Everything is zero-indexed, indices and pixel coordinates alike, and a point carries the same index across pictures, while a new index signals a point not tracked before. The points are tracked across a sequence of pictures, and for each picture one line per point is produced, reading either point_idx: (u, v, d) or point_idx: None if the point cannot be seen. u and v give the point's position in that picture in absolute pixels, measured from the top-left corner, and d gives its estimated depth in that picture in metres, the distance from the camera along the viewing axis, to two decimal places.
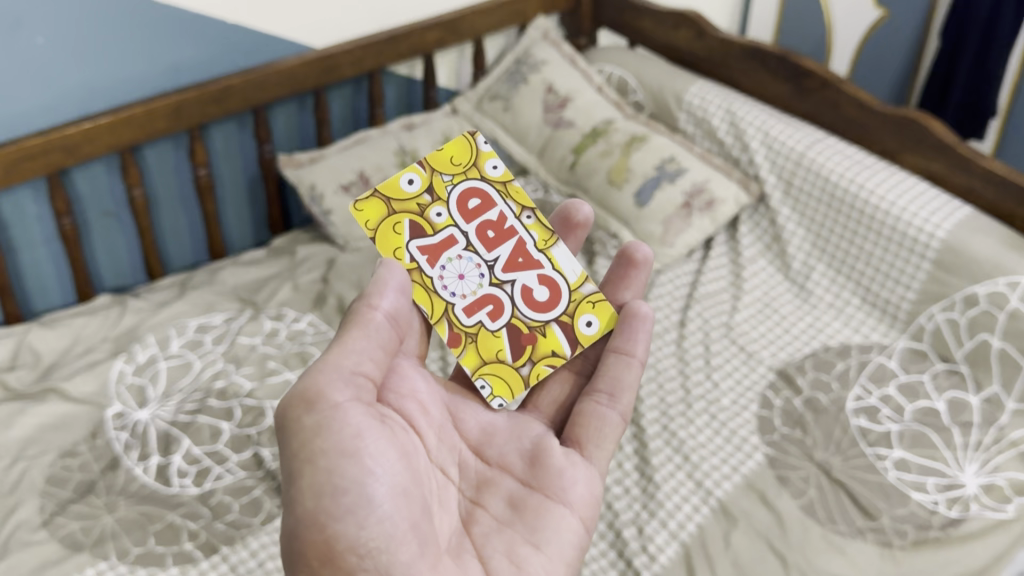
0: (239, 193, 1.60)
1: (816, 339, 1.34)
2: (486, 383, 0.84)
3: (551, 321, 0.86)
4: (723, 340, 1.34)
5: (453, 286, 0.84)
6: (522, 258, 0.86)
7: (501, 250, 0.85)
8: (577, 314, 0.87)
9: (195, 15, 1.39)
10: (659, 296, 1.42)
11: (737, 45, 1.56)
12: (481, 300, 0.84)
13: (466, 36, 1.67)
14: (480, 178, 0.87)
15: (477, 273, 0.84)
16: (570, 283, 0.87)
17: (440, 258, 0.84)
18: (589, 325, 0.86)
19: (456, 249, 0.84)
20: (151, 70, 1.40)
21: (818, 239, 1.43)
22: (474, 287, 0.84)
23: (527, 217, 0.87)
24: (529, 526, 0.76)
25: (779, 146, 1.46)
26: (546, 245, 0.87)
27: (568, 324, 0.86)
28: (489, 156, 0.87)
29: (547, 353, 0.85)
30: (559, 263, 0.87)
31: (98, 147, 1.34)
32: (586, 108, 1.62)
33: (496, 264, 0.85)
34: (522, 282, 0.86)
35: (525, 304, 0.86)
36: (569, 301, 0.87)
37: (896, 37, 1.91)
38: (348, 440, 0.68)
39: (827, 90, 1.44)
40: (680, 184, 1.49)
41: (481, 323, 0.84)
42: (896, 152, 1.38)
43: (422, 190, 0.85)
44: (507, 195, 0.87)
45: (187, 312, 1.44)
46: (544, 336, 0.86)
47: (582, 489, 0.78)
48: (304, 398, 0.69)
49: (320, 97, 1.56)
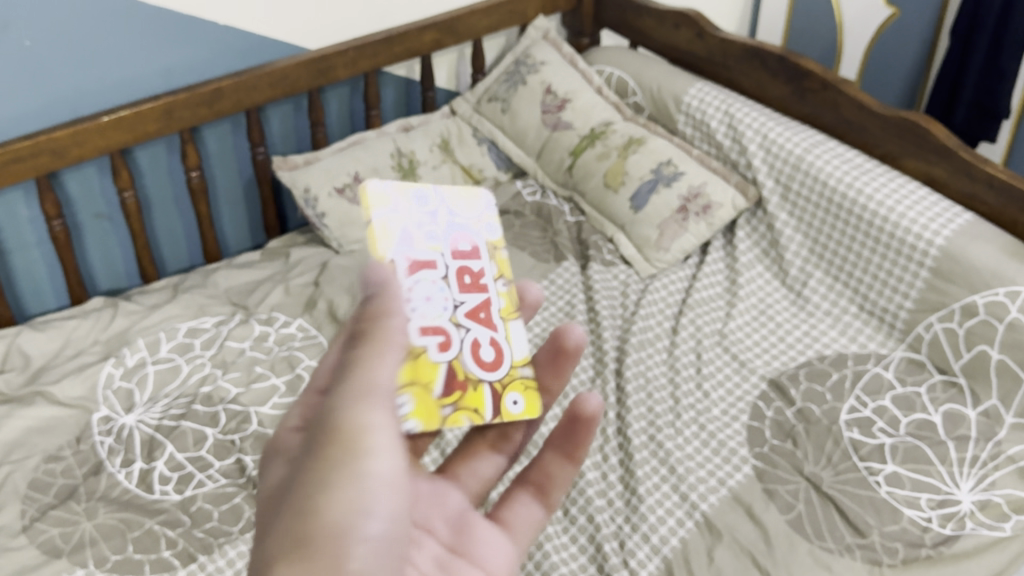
0: (235, 195, 1.59)
1: (811, 348, 1.30)
2: (406, 402, 0.69)
3: (485, 382, 0.74)
4: (716, 348, 1.31)
5: (419, 307, 0.73)
6: (484, 313, 0.76)
7: (468, 298, 0.75)
8: (505, 390, 0.74)
9: (185, 17, 1.39)
10: (652, 302, 1.38)
11: (737, 45, 1.51)
12: (436, 327, 0.73)
13: (464, 36, 1.64)
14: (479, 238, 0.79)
15: (442, 303, 0.74)
16: (514, 358, 0.76)
17: (416, 273, 0.73)
18: (515, 405, 0.74)
19: (434, 274, 0.74)
20: (140, 72, 1.39)
21: (816, 244, 1.39)
22: (435, 314, 0.73)
23: (501, 282, 0.78)
24: (481, 547, 0.72)
25: (778, 148, 1.41)
26: (507, 316, 0.77)
27: (497, 393, 0.74)
28: (491, 219, 0.80)
29: (470, 407, 0.72)
30: (513, 337, 0.77)
31: (87, 150, 1.33)
32: (585, 109, 1.61)
33: (461, 305, 0.75)
34: (474, 335, 0.75)
35: (473, 356, 0.74)
36: (504, 374, 0.75)
37: (906, 37, 1.86)
38: (386, 470, 0.54)
39: (827, 91, 1.40)
40: (676, 188, 1.46)
41: (425, 348, 0.72)
42: (897, 156, 1.34)
43: (427, 214, 0.77)
44: (492, 259, 0.79)
45: (178, 316, 1.44)
46: (473, 390, 0.73)
47: (502, 564, 0.72)
48: (326, 442, 0.53)
49: (315, 100, 1.54)
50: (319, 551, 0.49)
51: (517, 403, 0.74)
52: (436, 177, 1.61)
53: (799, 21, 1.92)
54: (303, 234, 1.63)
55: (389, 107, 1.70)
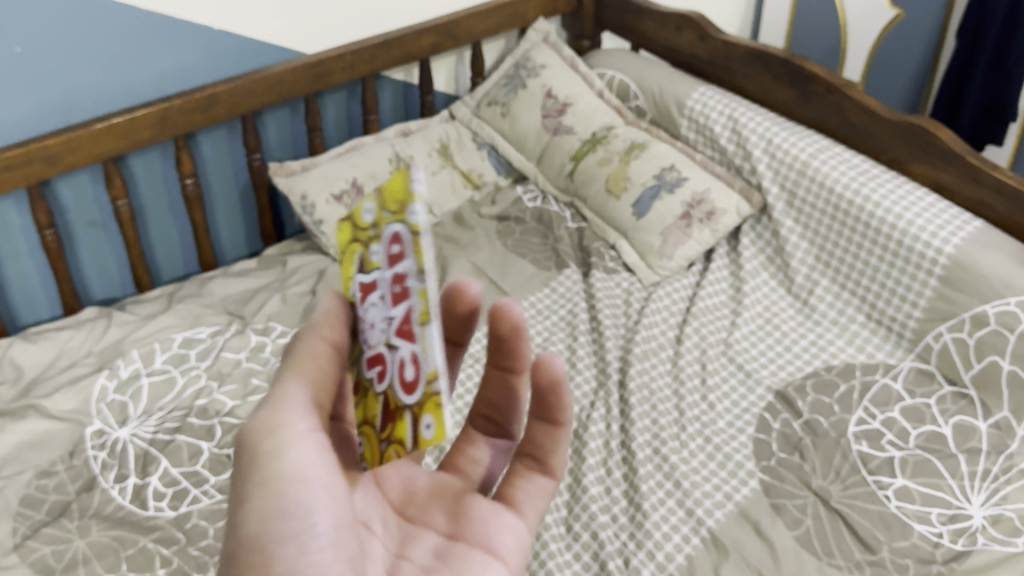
0: (231, 202, 1.56)
1: (818, 358, 1.27)
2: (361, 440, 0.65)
3: (405, 408, 0.57)
4: (721, 358, 1.28)
5: (368, 335, 0.62)
6: (405, 327, 0.57)
7: (398, 310, 0.58)
8: (421, 412, 0.55)
9: (178, 21, 1.36)
10: (656, 310, 1.36)
11: (741, 48, 1.48)
12: (377, 355, 0.61)
13: (463, 40, 1.61)
14: (401, 224, 0.56)
15: (381, 326, 0.60)
16: (426, 373, 0.55)
17: (367, 300, 0.61)
18: (426, 430, 0.55)
19: (376, 294, 0.60)
20: (134, 78, 1.37)
21: (822, 251, 1.36)
22: (377, 340, 0.61)
23: (419, 280, 0.55)
24: (483, 524, 0.67)
25: (783, 153, 1.39)
26: (426, 320, 0.55)
27: (414, 418, 0.56)
28: (415, 198, 0.55)
29: (393, 440, 0.58)
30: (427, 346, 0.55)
31: (79, 158, 1.31)
32: (586, 114, 1.58)
33: (393, 323, 0.58)
34: (403, 354, 0.58)
35: (400, 382, 0.58)
36: (421, 395, 0.56)
37: (912, 36, 1.83)
38: (299, 474, 0.59)
39: (832, 95, 1.37)
40: (680, 194, 1.44)
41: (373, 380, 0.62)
42: (904, 161, 1.31)
43: (373, 222, 0.61)
44: (413, 249, 0.56)
45: (173, 326, 1.41)
46: (399, 419, 0.58)
47: (511, 538, 0.67)
48: (242, 453, 0.60)
49: (312, 105, 1.51)
50: (245, 551, 0.57)
51: (429, 427, 0.55)
52: (434, 183, 1.58)
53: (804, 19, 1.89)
54: (300, 241, 1.61)
55: (388, 112, 1.67)
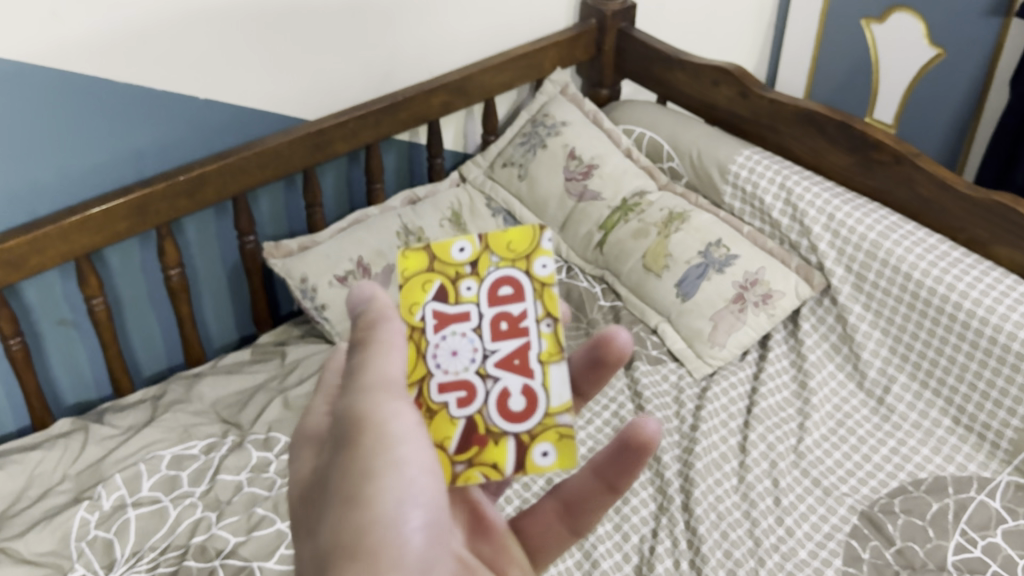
0: (219, 288, 1.38)
1: (903, 471, 1.13)
2: None
3: (510, 434, 0.64)
4: (793, 471, 1.14)
5: (442, 360, 0.65)
6: (518, 361, 0.65)
7: (503, 345, 0.65)
8: (535, 439, 0.64)
9: (160, 92, 1.18)
10: (712, 412, 1.20)
11: (790, 107, 1.33)
12: (457, 382, 0.64)
13: (475, 97, 1.45)
14: (525, 272, 0.66)
15: (470, 354, 0.65)
16: (549, 407, 0.65)
17: (444, 327, 0.65)
18: (544, 457, 0.64)
19: (465, 326, 0.65)
20: (109, 160, 1.18)
21: (896, 342, 1.22)
22: (460, 368, 0.64)
23: (546, 324, 0.65)
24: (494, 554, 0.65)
25: (848, 231, 1.24)
26: (549, 359, 0.65)
27: (523, 443, 0.64)
28: (544, 254, 0.66)
29: (486, 463, 0.64)
30: (551, 383, 0.65)
31: (49, 258, 1.12)
32: (614, 176, 1.42)
33: (492, 355, 0.65)
34: (504, 384, 0.65)
35: (496, 408, 0.64)
36: (535, 423, 0.65)
37: (950, 82, 1.67)
38: (422, 458, 0.54)
39: (900, 165, 1.21)
40: (730, 273, 1.28)
41: (446, 404, 0.64)
42: (987, 243, 1.16)
43: (469, 260, 0.66)
44: (540, 297, 0.66)
45: (160, 441, 1.23)
46: (495, 444, 0.64)
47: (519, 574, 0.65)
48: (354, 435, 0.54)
49: (311, 178, 1.34)
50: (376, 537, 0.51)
51: (547, 455, 0.64)
52: None
53: (846, 58, 1.83)
54: (298, 325, 1.44)
55: (391, 176, 1.50)
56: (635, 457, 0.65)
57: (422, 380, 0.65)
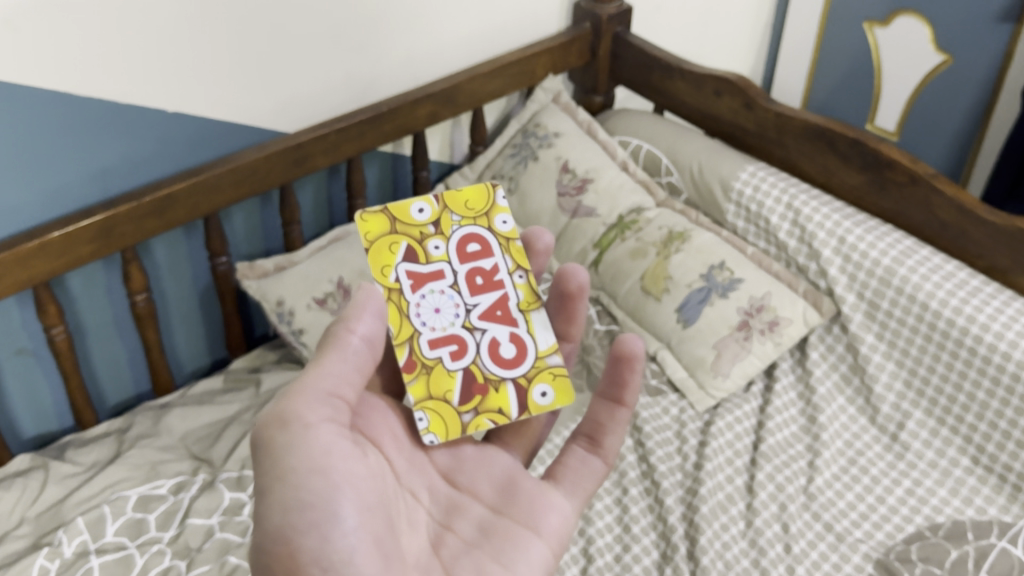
0: (190, 311, 1.30)
1: (920, 513, 1.07)
2: (424, 416, 0.74)
3: (508, 379, 0.77)
4: (804, 515, 1.07)
5: (426, 317, 0.76)
6: (500, 312, 0.79)
7: (483, 298, 0.78)
8: (534, 382, 0.78)
9: (125, 106, 1.08)
10: (717, 449, 1.13)
11: (798, 121, 1.25)
12: (447, 337, 0.77)
13: (464, 107, 1.37)
14: (487, 228, 0.81)
15: (453, 311, 0.77)
16: (540, 350, 0.79)
17: (423, 287, 0.77)
18: (544, 396, 0.77)
19: (442, 283, 0.77)
20: (70, 178, 1.08)
21: (911, 375, 1.16)
22: (446, 324, 0.77)
23: (519, 275, 0.80)
24: (530, 504, 0.73)
25: (859, 256, 1.17)
26: (529, 308, 0.80)
27: (524, 387, 0.77)
28: (503, 212, 0.82)
29: (493, 409, 0.76)
30: (536, 329, 0.79)
31: (4, 286, 1.03)
32: (610, 192, 1.34)
33: (474, 308, 0.78)
34: (493, 334, 0.78)
35: (490, 356, 0.77)
36: (531, 366, 0.78)
37: (957, 92, 1.60)
38: (313, 464, 0.61)
39: (916, 186, 1.14)
40: (734, 298, 1.21)
41: (440, 359, 0.76)
42: (1008, 270, 1.09)
43: (431, 221, 0.79)
44: (507, 251, 0.81)
45: (126, 480, 1.14)
46: (497, 391, 0.77)
47: (555, 520, 0.73)
48: (259, 452, 0.63)
49: (288, 195, 1.26)
50: (271, 543, 0.60)
51: (546, 395, 0.77)
52: None
53: (847, 62, 1.76)
54: (274, 349, 1.36)
55: (374, 190, 1.42)
56: (624, 371, 0.77)
57: (411, 336, 0.76)
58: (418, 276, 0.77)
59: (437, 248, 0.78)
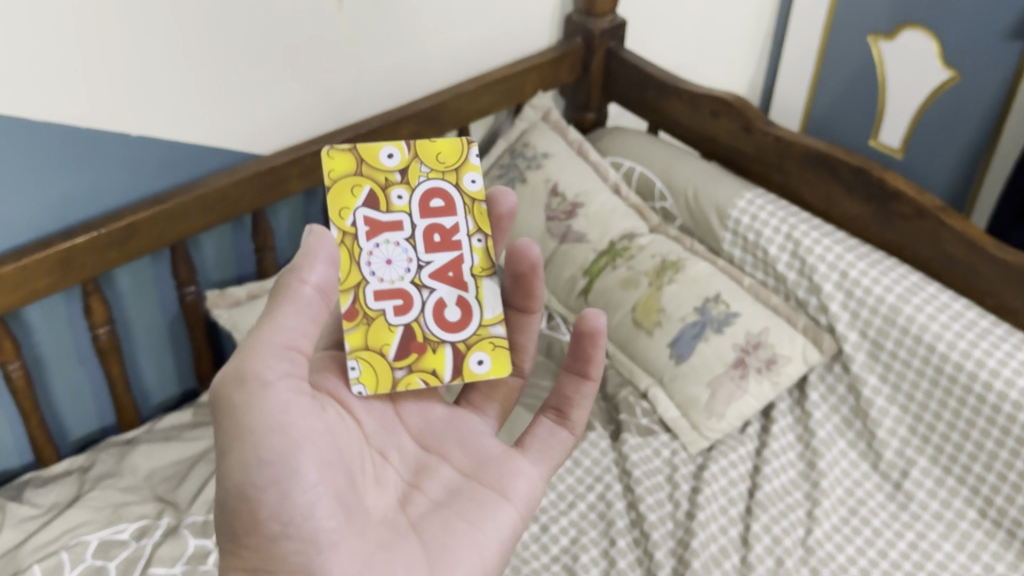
0: (158, 340, 1.24)
1: (924, 568, 1.01)
2: (356, 365, 0.70)
3: (447, 342, 0.73)
4: (801, 569, 1.01)
5: (376, 267, 0.71)
6: (452, 273, 0.73)
7: (438, 256, 0.72)
8: (473, 348, 0.73)
9: (84, 131, 1.02)
10: (710, 497, 1.07)
11: (798, 147, 1.19)
12: (394, 291, 0.71)
13: (448, 125, 1.30)
14: (455, 184, 0.74)
15: (404, 265, 0.71)
16: (485, 317, 0.74)
17: (378, 235, 0.71)
18: (479, 364, 0.73)
19: (398, 235, 0.71)
20: (26, 205, 1.02)
21: (916, 420, 1.10)
22: (395, 277, 0.71)
23: (478, 239, 0.74)
24: (499, 470, 0.72)
25: (862, 292, 1.11)
26: (482, 273, 0.74)
27: (461, 353, 0.73)
28: (473, 170, 0.74)
29: (427, 370, 0.72)
30: (485, 296, 0.74)
31: None
32: (601, 218, 1.27)
33: (427, 266, 0.72)
34: (440, 294, 0.73)
35: (433, 317, 0.72)
36: (473, 333, 0.73)
37: (965, 108, 1.53)
38: (272, 422, 0.59)
39: (922, 220, 1.08)
40: (730, 334, 1.15)
41: (383, 312, 0.71)
42: (1018, 310, 1.03)
43: (398, 168, 0.72)
44: (470, 212, 0.74)
45: (87, 523, 1.07)
46: (434, 352, 0.72)
47: (523, 487, 0.72)
48: (217, 405, 0.60)
49: (261, 220, 1.20)
50: (232, 500, 0.60)
51: (482, 364, 0.73)
52: None
53: (849, 74, 1.70)
54: None
55: None
56: (589, 345, 0.75)
57: (358, 283, 0.71)
58: (376, 222, 0.71)
59: (401, 198, 0.72)
